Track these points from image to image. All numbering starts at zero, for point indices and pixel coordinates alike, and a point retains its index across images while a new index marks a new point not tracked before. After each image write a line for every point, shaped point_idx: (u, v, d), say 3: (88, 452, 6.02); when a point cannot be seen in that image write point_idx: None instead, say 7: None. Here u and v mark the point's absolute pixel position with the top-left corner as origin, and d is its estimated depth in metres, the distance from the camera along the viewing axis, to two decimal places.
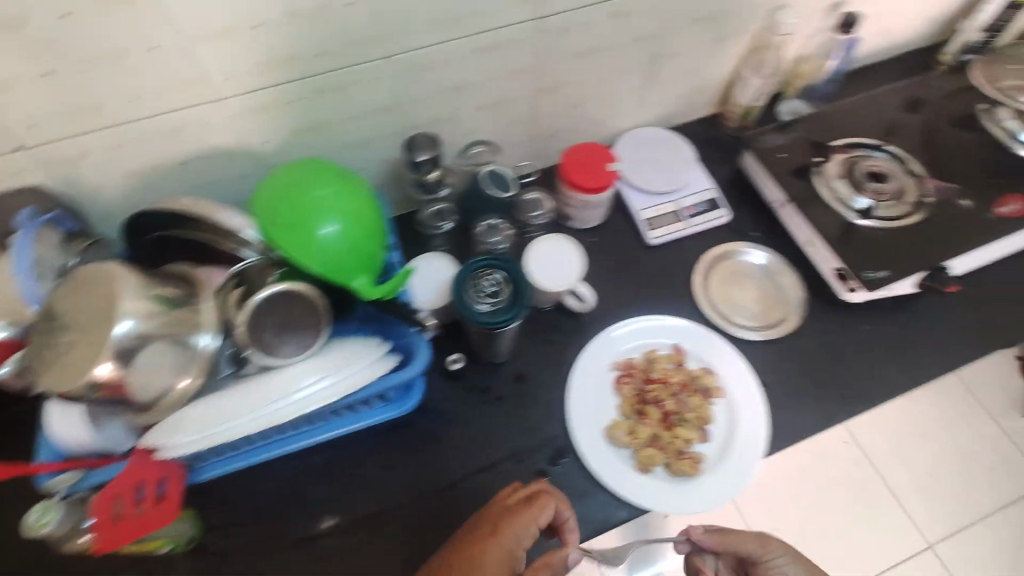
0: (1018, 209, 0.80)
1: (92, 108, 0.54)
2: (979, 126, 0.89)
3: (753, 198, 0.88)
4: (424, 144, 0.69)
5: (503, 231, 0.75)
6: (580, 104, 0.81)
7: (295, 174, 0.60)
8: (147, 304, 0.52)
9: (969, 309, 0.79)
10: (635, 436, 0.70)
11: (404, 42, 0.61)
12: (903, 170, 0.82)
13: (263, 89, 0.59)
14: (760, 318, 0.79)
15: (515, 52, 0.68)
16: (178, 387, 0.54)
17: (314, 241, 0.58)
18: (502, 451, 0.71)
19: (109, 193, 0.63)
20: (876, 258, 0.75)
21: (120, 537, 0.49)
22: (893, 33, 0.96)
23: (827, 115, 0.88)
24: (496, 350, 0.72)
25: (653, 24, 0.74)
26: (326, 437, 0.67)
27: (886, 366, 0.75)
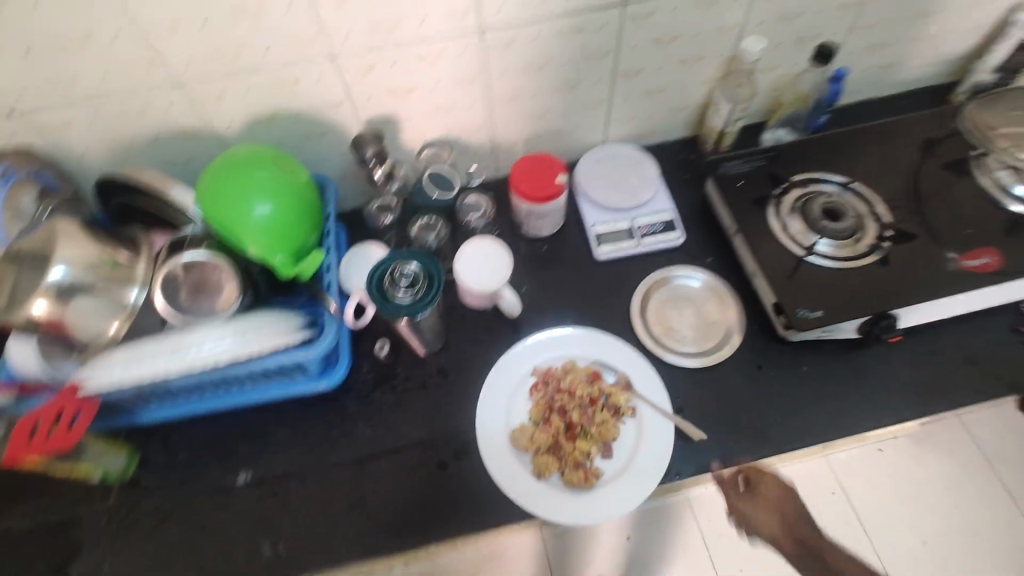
0: (988, 264, 0.74)
1: (72, 84, 0.63)
2: (968, 172, 0.83)
3: (711, 224, 0.87)
4: (370, 141, 0.74)
5: (437, 230, 0.80)
6: (540, 114, 0.83)
7: (234, 155, 0.66)
8: (84, 257, 0.63)
9: (918, 364, 0.75)
10: (534, 441, 0.71)
11: (347, 44, 0.66)
12: (868, 212, 0.80)
13: (218, 79, 0.66)
14: (696, 344, 0.78)
15: (461, 62, 0.72)
16: (109, 331, 0.64)
17: (247, 219, 0.63)
18: (409, 438, 0.74)
19: (93, 158, 0.72)
20: (812, 297, 0.73)
21: (20, 449, 0.57)
22: (896, 66, 0.91)
23: (800, 148, 0.86)
24: (419, 341, 0.77)
25: (607, 42, 0.75)
26: (253, 400, 0.72)
27: (811, 410, 0.73)
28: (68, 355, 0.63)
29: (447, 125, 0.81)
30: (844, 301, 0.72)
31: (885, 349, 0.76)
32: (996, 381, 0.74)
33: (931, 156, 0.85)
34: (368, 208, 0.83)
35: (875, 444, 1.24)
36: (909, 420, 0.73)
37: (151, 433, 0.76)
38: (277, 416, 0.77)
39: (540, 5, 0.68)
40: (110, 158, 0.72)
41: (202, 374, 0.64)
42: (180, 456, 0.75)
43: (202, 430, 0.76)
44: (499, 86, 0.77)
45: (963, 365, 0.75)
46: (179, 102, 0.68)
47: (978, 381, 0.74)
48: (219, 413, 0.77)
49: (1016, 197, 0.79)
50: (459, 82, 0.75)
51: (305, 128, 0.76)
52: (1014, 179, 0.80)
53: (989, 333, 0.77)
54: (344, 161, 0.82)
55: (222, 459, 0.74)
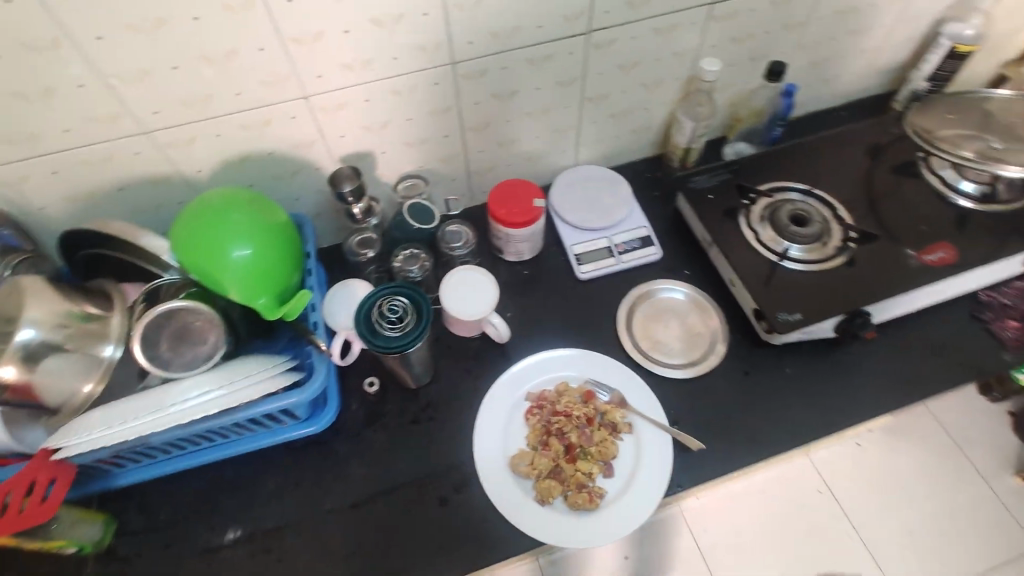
0: (945, 257, 0.79)
1: (31, 138, 0.60)
2: (917, 173, 0.88)
3: (684, 238, 0.89)
4: (347, 177, 0.73)
5: (421, 260, 0.79)
6: (512, 142, 0.85)
7: (208, 200, 0.64)
8: (53, 314, 0.60)
9: (893, 357, 0.79)
10: (535, 467, 0.70)
11: (320, 83, 0.66)
12: (831, 216, 0.84)
13: (188, 125, 0.65)
14: (682, 355, 0.79)
15: (434, 95, 0.73)
16: (83, 392, 0.61)
17: (227, 265, 0.61)
18: (405, 476, 0.72)
19: (54, 213, 0.69)
20: (790, 300, 0.76)
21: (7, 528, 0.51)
22: (839, 79, 0.97)
23: (762, 159, 0.90)
24: (409, 375, 0.75)
25: (573, 70, 0.77)
26: (238, 451, 0.69)
27: (799, 412, 0.75)
28: (33, 421, 0.58)
29: (421, 158, 0.81)
30: (820, 303, 0.75)
31: (860, 346, 0.80)
32: (964, 368, 0.78)
33: (880, 160, 0.90)
34: (347, 245, 0.80)
35: (853, 440, 1.28)
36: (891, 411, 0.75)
37: (128, 497, 0.71)
38: (264, 466, 0.73)
39: (507, 38, 0.70)
40: (72, 211, 0.70)
41: (186, 428, 0.61)
42: (160, 518, 0.70)
43: (184, 489, 0.72)
44: (470, 116, 0.78)
45: (933, 355, 0.79)
46: (145, 149, 0.66)
47: (948, 369, 0.78)
48: (201, 469, 0.73)
49: (962, 193, 0.84)
50: (432, 114, 0.76)
51: (277, 168, 0.75)
52: (958, 176, 0.85)
53: (952, 322, 0.81)
54: (318, 199, 0.82)
55: (207, 518, 0.70)
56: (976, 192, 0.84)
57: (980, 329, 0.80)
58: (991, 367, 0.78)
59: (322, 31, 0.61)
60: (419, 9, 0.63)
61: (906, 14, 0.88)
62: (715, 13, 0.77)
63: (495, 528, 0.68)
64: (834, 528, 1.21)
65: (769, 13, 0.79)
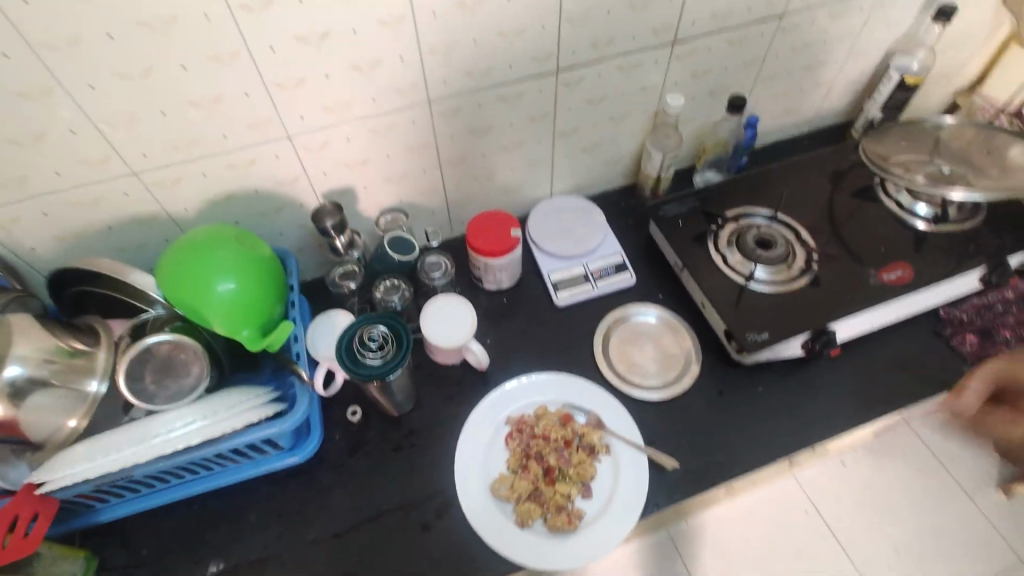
0: (903, 276, 0.83)
1: (24, 181, 0.63)
2: (875, 197, 0.93)
3: (657, 263, 0.93)
4: (328, 213, 0.75)
5: (402, 290, 0.81)
6: (489, 175, 0.89)
7: (194, 237, 0.66)
8: (40, 350, 0.60)
9: (860, 374, 0.82)
10: (514, 490, 0.72)
11: (302, 124, 0.70)
12: (796, 239, 0.88)
13: (176, 166, 0.68)
14: (657, 377, 0.82)
15: (412, 133, 0.77)
16: (69, 426, 0.62)
17: (211, 298, 0.63)
18: (388, 503, 0.73)
19: (43, 252, 0.71)
20: (757, 321, 0.79)
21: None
22: (799, 110, 1.03)
23: (729, 187, 0.94)
24: (391, 404, 0.77)
25: (545, 107, 0.82)
26: (222, 482, 0.70)
27: (771, 429, 0.77)
28: (18, 458, 0.59)
29: (401, 192, 0.85)
30: (787, 323, 0.78)
31: (828, 363, 0.82)
32: (928, 382, 0.81)
33: (841, 186, 0.95)
34: (330, 277, 0.82)
35: (836, 458, 1.29)
36: (860, 427, 0.78)
37: (111, 532, 0.72)
38: (248, 497, 0.74)
39: (481, 78, 0.74)
40: (62, 251, 0.72)
41: (169, 460, 0.62)
42: (143, 553, 0.71)
43: (167, 522, 0.72)
44: (448, 151, 0.82)
45: (898, 371, 0.82)
46: (134, 190, 0.69)
47: (913, 384, 0.81)
48: (185, 502, 0.74)
49: (918, 216, 0.89)
50: (411, 151, 0.79)
51: (262, 205, 0.78)
52: (913, 201, 0.90)
53: (916, 339, 0.84)
54: (302, 233, 0.84)
55: (191, 551, 0.71)
56: (929, 215, 0.89)
57: (942, 344, 0.84)
58: (955, 381, 0.81)
59: (304, 76, 0.65)
60: (396, 54, 0.67)
61: (855, 49, 0.94)
62: (676, 52, 0.82)
63: (476, 553, 0.69)
64: (822, 548, 1.21)
65: (727, 51, 0.85)
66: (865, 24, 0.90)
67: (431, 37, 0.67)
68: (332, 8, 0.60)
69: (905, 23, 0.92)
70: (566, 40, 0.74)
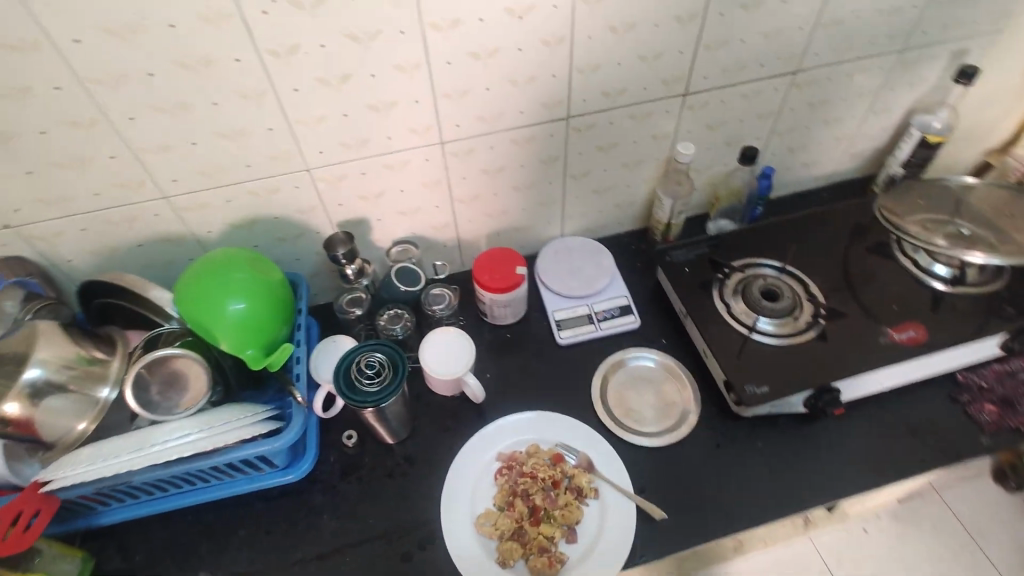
0: (916, 337, 0.80)
1: (66, 200, 0.69)
2: (892, 254, 0.91)
3: (663, 308, 0.93)
4: (341, 241, 0.79)
5: (404, 320, 0.85)
6: (500, 213, 0.91)
7: (213, 258, 0.70)
8: (60, 357, 0.65)
9: (867, 436, 0.79)
10: (498, 527, 0.71)
11: (320, 158, 0.74)
12: (804, 292, 0.86)
13: (203, 192, 0.73)
14: (654, 423, 0.81)
15: (425, 170, 0.80)
16: (78, 429, 0.66)
17: (222, 315, 0.67)
18: (374, 530, 0.74)
19: (78, 265, 0.77)
20: (758, 374, 0.77)
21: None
22: (817, 163, 1.02)
23: (739, 236, 0.94)
24: (386, 431, 0.78)
25: (555, 151, 0.84)
26: (217, 495, 0.73)
27: (769, 487, 0.75)
28: (30, 457, 0.63)
29: (413, 225, 0.88)
30: (788, 377, 0.77)
31: (834, 422, 0.80)
32: (940, 450, 0.77)
33: (856, 241, 0.93)
34: (339, 302, 0.85)
35: (856, 523, 1.23)
36: (864, 491, 0.74)
37: (110, 535, 0.75)
38: (241, 512, 0.76)
39: (493, 122, 0.77)
40: (95, 264, 0.77)
41: (166, 469, 0.65)
42: (137, 559, 0.73)
43: (164, 530, 0.75)
44: (460, 189, 0.85)
45: (909, 436, 0.78)
46: (163, 212, 0.74)
47: (923, 450, 0.77)
48: (182, 513, 0.76)
49: (935, 276, 0.86)
50: (424, 187, 0.83)
51: (281, 232, 0.82)
52: (931, 260, 0.87)
53: (929, 404, 0.81)
54: (317, 259, 0.88)
55: (181, 561, 0.73)
56: (948, 275, 0.86)
57: (958, 412, 0.80)
58: (970, 450, 0.77)
59: (325, 115, 0.69)
60: (411, 97, 0.71)
61: (875, 106, 0.94)
62: (687, 103, 0.83)
63: None
64: None
65: (740, 104, 0.86)
66: (884, 82, 0.90)
67: (445, 83, 0.71)
68: (353, 54, 0.64)
69: (927, 83, 0.92)
70: (577, 88, 0.77)
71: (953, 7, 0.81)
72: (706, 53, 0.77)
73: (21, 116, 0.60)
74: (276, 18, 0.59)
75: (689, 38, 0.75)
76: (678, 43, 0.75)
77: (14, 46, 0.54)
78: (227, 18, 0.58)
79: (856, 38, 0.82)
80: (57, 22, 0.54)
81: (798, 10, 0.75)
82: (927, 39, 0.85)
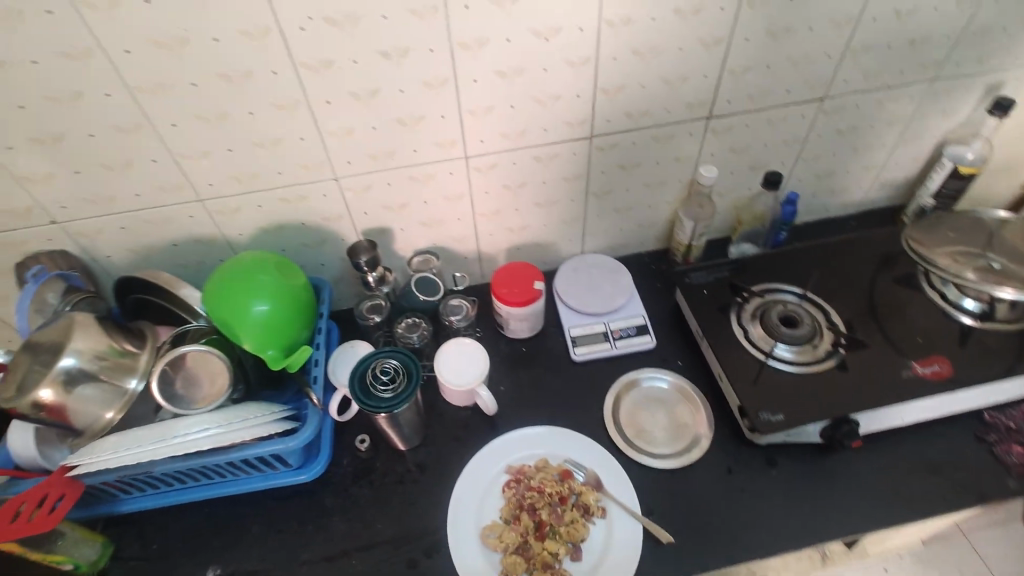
0: (940, 371, 0.78)
1: (109, 200, 0.73)
2: (919, 286, 0.89)
3: (680, 330, 0.92)
4: (364, 249, 0.81)
5: (421, 328, 0.87)
6: (521, 228, 0.93)
7: (241, 260, 0.73)
8: (94, 347, 0.67)
9: (886, 471, 0.76)
10: (503, 540, 0.71)
11: (348, 168, 0.76)
12: (825, 320, 0.85)
13: (235, 197, 0.76)
14: (666, 445, 0.80)
15: (449, 183, 0.82)
16: (105, 418, 0.68)
17: (246, 316, 0.69)
18: (381, 535, 0.75)
19: (117, 261, 0.81)
20: (774, 401, 0.76)
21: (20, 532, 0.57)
22: (843, 191, 1.01)
23: (760, 261, 0.94)
24: (398, 437, 0.80)
25: (578, 169, 0.85)
26: (232, 490, 0.75)
27: (782, 517, 0.73)
28: (61, 442, 0.69)
29: (435, 237, 0.90)
30: (804, 405, 0.75)
31: (852, 454, 0.78)
32: (964, 490, 0.74)
33: (881, 271, 0.92)
34: (358, 309, 0.87)
35: (877, 563, 1.19)
36: (882, 529, 0.72)
37: (129, 524, 0.77)
38: (255, 509, 0.78)
39: (517, 139, 0.79)
40: (132, 261, 0.81)
41: (185, 461, 0.68)
42: (153, 548, 0.75)
43: (180, 522, 0.77)
44: (482, 203, 0.87)
45: (931, 474, 0.76)
46: (198, 214, 0.77)
47: (946, 489, 0.74)
48: (199, 506, 0.79)
49: (964, 310, 0.84)
50: (448, 200, 0.85)
51: (307, 238, 0.85)
52: (960, 294, 0.85)
53: (953, 441, 0.78)
54: (341, 265, 0.91)
55: (194, 553, 0.75)
56: (977, 309, 0.83)
57: (985, 452, 0.77)
58: (996, 493, 0.74)
59: (354, 127, 0.72)
60: (438, 112, 0.73)
61: (906, 135, 0.93)
62: (711, 126, 0.84)
63: None
64: None
65: (765, 129, 0.86)
66: (915, 111, 0.89)
67: (472, 100, 0.73)
68: (383, 70, 0.67)
69: (960, 114, 0.91)
70: (601, 109, 0.78)
71: (987, 38, 0.80)
72: (732, 77, 0.78)
73: (73, 120, 0.64)
74: (313, 34, 0.62)
75: (714, 63, 0.75)
76: (703, 67, 0.76)
77: (70, 55, 0.58)
78: (267, 34, 0.61)
79: (886, 67, 0.81)
80: (112, 35, 0.57)
81: (825, 38, 0.75)
82: (960, 70, 0.84)
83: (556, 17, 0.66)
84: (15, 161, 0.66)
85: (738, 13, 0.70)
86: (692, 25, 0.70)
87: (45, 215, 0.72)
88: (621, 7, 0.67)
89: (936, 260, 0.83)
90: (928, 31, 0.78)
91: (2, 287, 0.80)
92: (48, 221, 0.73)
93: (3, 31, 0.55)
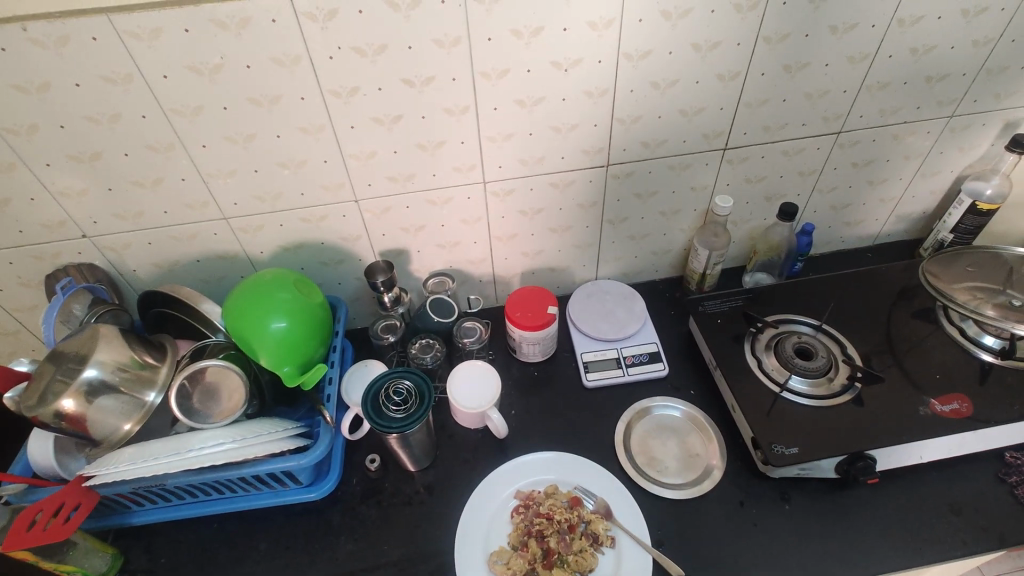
0: (959, 409, 0.77)
1: (138, 215, 0.75)
2: (937, 321, 0.88)
3: (693, 358, 0.92)
4: (380, 269, 0.82)
5: (434, 349, 0.87)
6: (535, 252, 0.94)
7: (262, 277, 0.75)
8: (116, 359, 0.68)
9: (904, 509, 0.75)
10: (510, 566, 0.70)
11: (369, 190, 0.78)
12: (840, 353, 0.84)
13: (258, 216, 0.79)
14: (676, 475, 0.79)
15: (467, 207, 0.84)
16: (124, 429, 0.69)
17: (262, 330, 0.71)
18: (387, 557, 0.74)
19: (141, 275, 0.83)
20: (788, 434, 0.75)
21: (37, 539, 0.58)
22: (860, 224, 1.01)
23: (775, 292, 0.94)
24: (408, 458, 0.80)
25: (594, 195, 0.86)
26: (242, 506, 0.76)
27: (796, 553, 0.71)
28: (79, 451, 0.70)
29: (452, 258, 0.92)
30: (819, 439, 0.74)
31: (868, 491, 0.76)
32: (986, 533, 0.72)
33: (898, 306, 0.91)
34: (374, 328, 0.88)
35: None
36: (901, 570, 0.70)
37: (140, 536, 0.78)
38: (264, 525, 0.78)
39: (535, 165, 0.80)
40: (156, 276, 0.83)
41: (196, 475, 0.68)
42: (161, 561, 0.75)
43: (189, 536, 0.78)
44: (498, 227, 0.88)
45: (951, 514, 0.74)
46: (222, 232, 0.80)
47: (967, 531, 0.72)
48: (208, 520, 0.79)
49: (983, 347, 0.83)
50: (465, 223, 0.86)
51: (326, 257, 0.87)
52: (979, 330, 0.84)
53: (973, 482, 0.76)
54: (357, 284, 0.93)
55: (201, 568, 0.75)
56: (997, 346, 0.82)
57: (1006, 493, 0.75)
58: (1020, 537, 0.71)
59: (375, 151, 0.74)
60: (458, 138, 0.75)
61: (923, 169, 0.93)
62: (728, 157, 0.85)
63: None
64: None
65: (781, 160, 0.87)
66: (931, 147, 0.89)
67: (491, 128, 0.74)
68: (406, 97, 0.69)
69: (977, 150, 0.91)
70: (617, 138, 0.79)
71: (1004, 76, 0.81)
72: (748, 110, 0.79)
73: (108, 138, 0.66)
74: (341, 63, 0.64)
75: (731, 95, 0.77)
76: (720, 100, 0.77)
77: (110, 78, 0.61)
78: (297, 61, 0.63)
79: (902, 103, 0.82)
80: (150, 61, 0.60)
81: (841, 73, 0.76)
82: (976, 107, 0.84)
83: (576, 49, 0.68)
84: (53, 177, 0.69)
85: (754, 49, 0.72)
86: (709, 59, 0.72)
87: (77, 230, 0.75)
88: (640, 41, 0.69)
89: (953, 294, 0.82)
90: (944, 68, 0.78)
91: (32, 298, 0.83)
92: (79, 234, 0.76)
93: (50, 55, 0.58)
